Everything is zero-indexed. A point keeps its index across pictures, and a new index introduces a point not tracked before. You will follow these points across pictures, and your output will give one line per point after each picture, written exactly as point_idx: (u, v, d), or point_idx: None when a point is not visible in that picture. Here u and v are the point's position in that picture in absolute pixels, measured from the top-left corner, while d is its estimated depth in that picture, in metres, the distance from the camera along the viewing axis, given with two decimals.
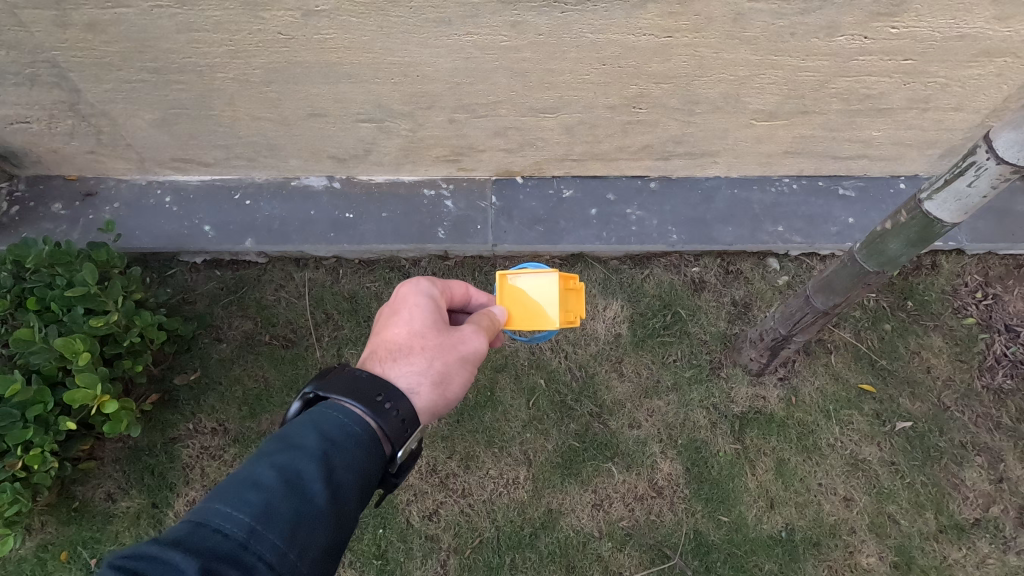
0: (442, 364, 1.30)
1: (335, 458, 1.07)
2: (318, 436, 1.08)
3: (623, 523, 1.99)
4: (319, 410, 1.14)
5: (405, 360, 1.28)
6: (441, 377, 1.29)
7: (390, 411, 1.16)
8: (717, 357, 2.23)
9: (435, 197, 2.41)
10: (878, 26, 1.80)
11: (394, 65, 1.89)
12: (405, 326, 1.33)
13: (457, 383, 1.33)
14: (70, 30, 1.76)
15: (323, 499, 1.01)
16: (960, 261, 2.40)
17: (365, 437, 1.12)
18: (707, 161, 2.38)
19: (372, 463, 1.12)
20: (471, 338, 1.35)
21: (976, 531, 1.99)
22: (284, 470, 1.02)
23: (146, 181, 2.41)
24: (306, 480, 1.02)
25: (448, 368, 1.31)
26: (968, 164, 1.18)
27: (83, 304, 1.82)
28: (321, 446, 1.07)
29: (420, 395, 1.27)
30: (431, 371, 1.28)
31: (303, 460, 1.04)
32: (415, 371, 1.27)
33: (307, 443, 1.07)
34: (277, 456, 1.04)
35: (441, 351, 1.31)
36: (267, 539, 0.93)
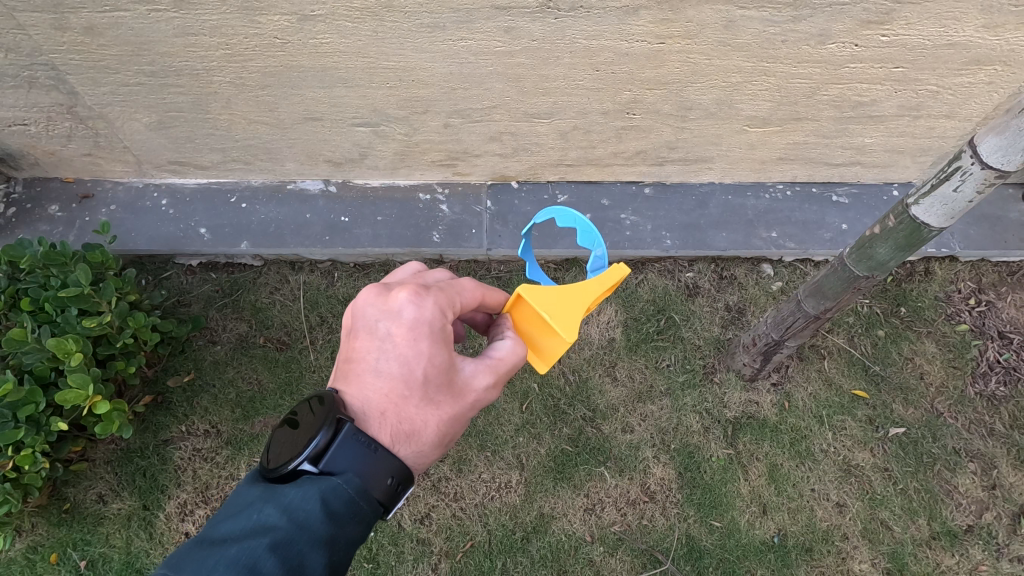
0: (446, 424, 1.07)
1: (339, 540, 0.93)
2: (324, 516, 0.91)
3: (616, 528, 1.98)
4: (326, 473, 0.95)
5: (411, 431, 1.04)
6: (446, 442, 1.11)
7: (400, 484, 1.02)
8: (710, 361, 2.24)
9: (431, 202, 2.42)
10: (868, 34, 1.82)
11: (389, 70, 1.91)
12: (414, 386, 1.02)
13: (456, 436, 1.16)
14: (69, 33, 1.78)
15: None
16: (953, 268, 2.42)
17: (371, 514, 0.98)
18: (701, 167, 2.40)
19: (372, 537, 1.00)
20: (480, 388, 1.10)
21: (969, 538, 1.98)
22: (284, 554, 0.87)
23: (143, 184, 2.43)
24: (308, 568, 0.88)
25: (455, 432, 1.11)
26: (953, 169, 1.19)
27: (77, 304, 1.83)
28: (327, 528, 0.91)
29: (421, 461, 1.09)
30: (433, 434, 1.06)
31: (309, 545, 0.88)
32: (421, 445, 1.05)
33: (312, 522, 0.90)
34: (276, 537, 0.87)
35: (447, 411, 1.06)
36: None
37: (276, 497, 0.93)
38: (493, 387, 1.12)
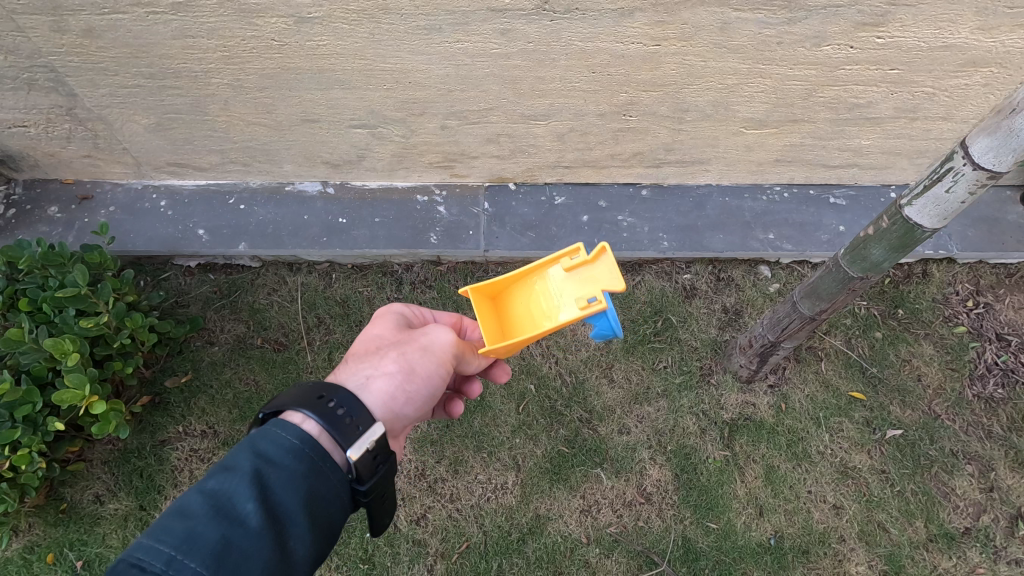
0: (399, 354, 1.30)
1: (274, 477, 0.98)
2: (254, 457, 0.99)
3: (612, 529, 1.98)
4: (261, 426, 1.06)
5: (363, 361, 1.30)
6: (400, 372, 1.28)
7: (342, 419, 1.09)
8: (708, 363, 2.24)
9: (428, 203, 2.43)
10: (863, 36, 1.83)
11: (386, 72, 1.92)
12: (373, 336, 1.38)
13: (418, 380, 1.30)
14: (68, 36, 1.79)
15: (256, 522, 0.93)
16: (951, 270, 2.42)
17: (310, 453, 1.03)
18: (698, 169, 2.41)
19: (321, 482, 1.02)
20: (433, 332, 1.36)
21: (967, 540, 1.97)
22: (215, 493, 0.94)
23: (142, 186, 2.44)
24: (237, 501, 0.93)
25: (408, 363, 1.29)
26: (945, 170, 1.20)
27: (74, 305, 1.84)
28: (258, 466, 0.98)
29: (375, 388, 1.25)
30: (387, 363, 1.28)
31: (234, 481, 0.95)
32: (369, 368, 1.27)
33: (240, 462, 0.99)
34: (209, 479, 0.96)
35: (400, 345, 1.32)
36: (188, 566, 0.85)
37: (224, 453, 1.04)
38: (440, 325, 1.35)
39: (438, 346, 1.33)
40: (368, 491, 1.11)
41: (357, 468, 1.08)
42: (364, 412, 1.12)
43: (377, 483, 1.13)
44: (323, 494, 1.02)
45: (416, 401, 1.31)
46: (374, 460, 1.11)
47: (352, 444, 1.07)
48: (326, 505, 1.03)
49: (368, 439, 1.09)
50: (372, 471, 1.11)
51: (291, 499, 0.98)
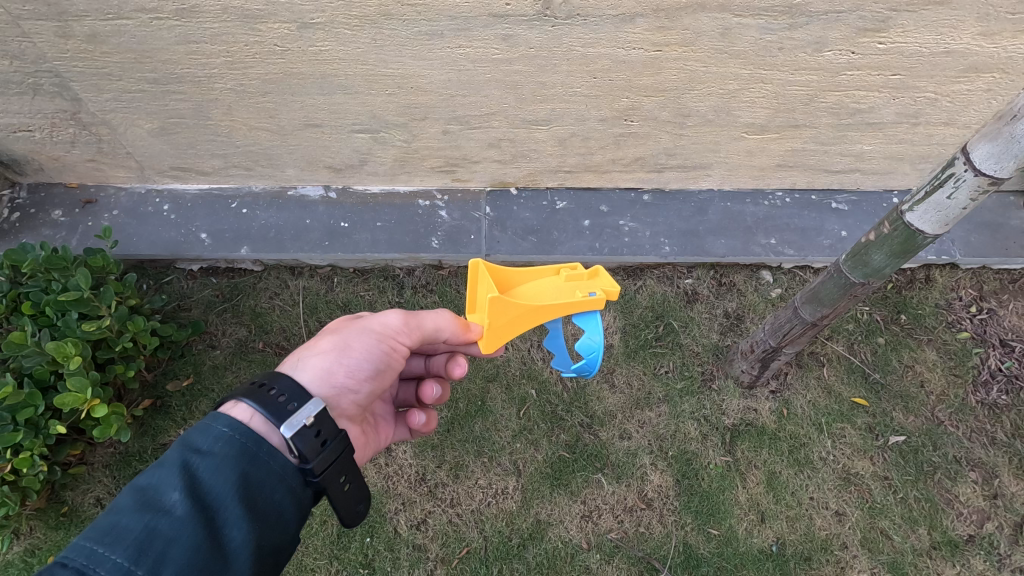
0: (338, 333, 1.33)
1: (204, 468, 0.97)
2: (183, 449, 0.98)
3: (612, 535, 1.97)
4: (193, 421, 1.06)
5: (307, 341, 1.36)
6: (336, 346, 1.31)
7: (277, 402, 1.08)
8: (709, 368, 2.23)
9: (430, 207, 2.43)
10: (865, 42, 1.83)
11: (388, 77, 1.93)
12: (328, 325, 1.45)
13: (357, 353, 1.33)
14: (72, 41, 1.81)
15: (183, 509, 0.91)
16: (954, 275, 2.41)
17: (241, 437, 1.02)
18: (700, 174, 2.40)
19: (258, 466, 1.01)
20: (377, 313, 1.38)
21: (970, 548, 1.95)
22: (141, 488, 0.92)
23: (146, 190, 2.45)
24: (164, 492, 0.92)
25: (347, 337, 1.33)
26: (946, 176, 1.19)
27: (77, 308, 1.85)
28: (187, 458, 0.97)
29: (311, 362, 1.29)
30: (325, 341, 1.32)
31: (162, 473, 0.94)
32: (309, 345, 1.33)
33: (169, 455, 0.98)
34: (137, 476, 0.94)
35: (342, 325, 1.36)
36: (109, 559, 0.83)
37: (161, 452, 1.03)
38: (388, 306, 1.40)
39: (382, 322, 1.36)
40: (318, 473, 1.07)
41: (298, 449, 1.05)
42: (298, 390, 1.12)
43: (328, 463, 1.08)
44: (261, 478, 1.01)
45: (357, 375, 1.33)
46: (317, 439, 1.08)
47: (287, 423, 1.05)
48: (268, 491, 1.01)
49: (303, 415, 1.08)
50: (317, 449, 1.07)
51: (224, 484, 0.96)
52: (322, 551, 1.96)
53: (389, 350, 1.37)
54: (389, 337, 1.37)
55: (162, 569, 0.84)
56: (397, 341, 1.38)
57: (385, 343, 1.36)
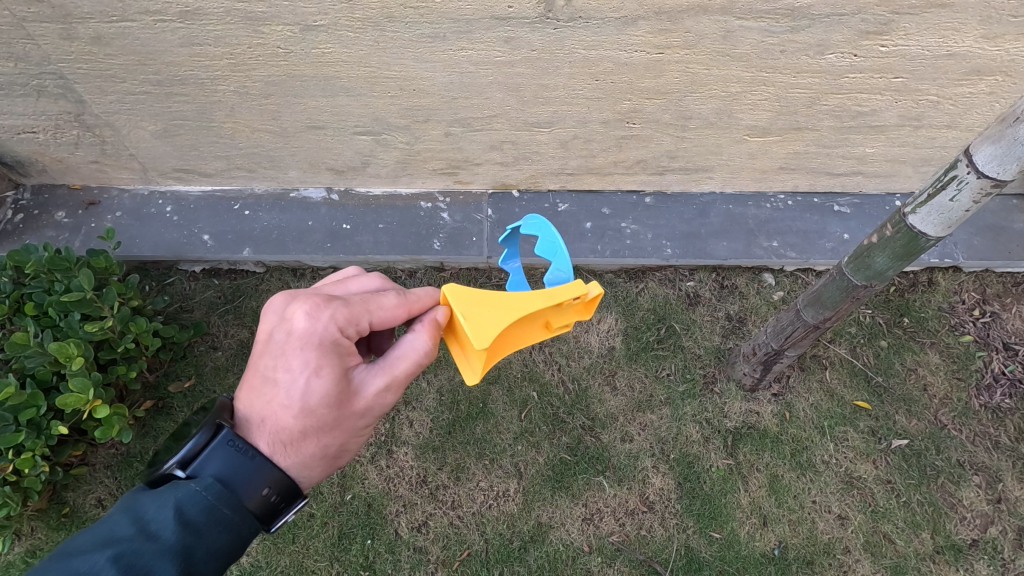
0: (336, 441, 1.09)
1: (196, 548, 0.89)
2: (175, 521, 0.89)
3: (614, 538, 1.97)
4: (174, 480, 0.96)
5: (285, 437, 1.05)
6: (335, 451, 1.11)
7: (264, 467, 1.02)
8: (711, 371, 2.23)
9: (432, 210, 2.43)
10: (867, 44, 1.83)
11: (391, 79, 1.93)
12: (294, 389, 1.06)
13: (354, 447, 1.16)
14: (76, 43, 1.81)
15: None
16: (957, 279, 2.41)
17: (238, 526, 0.96)
18: (702, 176, 2.40)
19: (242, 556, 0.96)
20: (376, 403, 1.10)
21: (974, 552, 1.94)
22: (128, 566, 0.81)
23: (149, 192, 2.46)
24: None
25: (346, 444, 1.12)
26: (949, 178, 1.19)
27: (79, 309, 1.86)
28: (181, 536, 0.88)
29: (307, 474, 1.10)
30: (320, 450, 1.08)
31: (156, 555, 0.84)
32: (302, 457, 1.07)
33: (162, 532, 0.87)
34: (124, 549, 0.83)
35: (334, 427, 1.07)
36: None
37: (128, 507, 0.91)
38: (390, 391, 1.11)
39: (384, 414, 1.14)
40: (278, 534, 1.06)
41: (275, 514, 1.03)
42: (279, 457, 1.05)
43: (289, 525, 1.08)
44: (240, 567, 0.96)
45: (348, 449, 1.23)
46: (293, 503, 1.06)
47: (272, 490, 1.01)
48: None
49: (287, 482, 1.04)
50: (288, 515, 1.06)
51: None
52: (323, 553, 1.96)
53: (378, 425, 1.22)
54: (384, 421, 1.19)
55: None
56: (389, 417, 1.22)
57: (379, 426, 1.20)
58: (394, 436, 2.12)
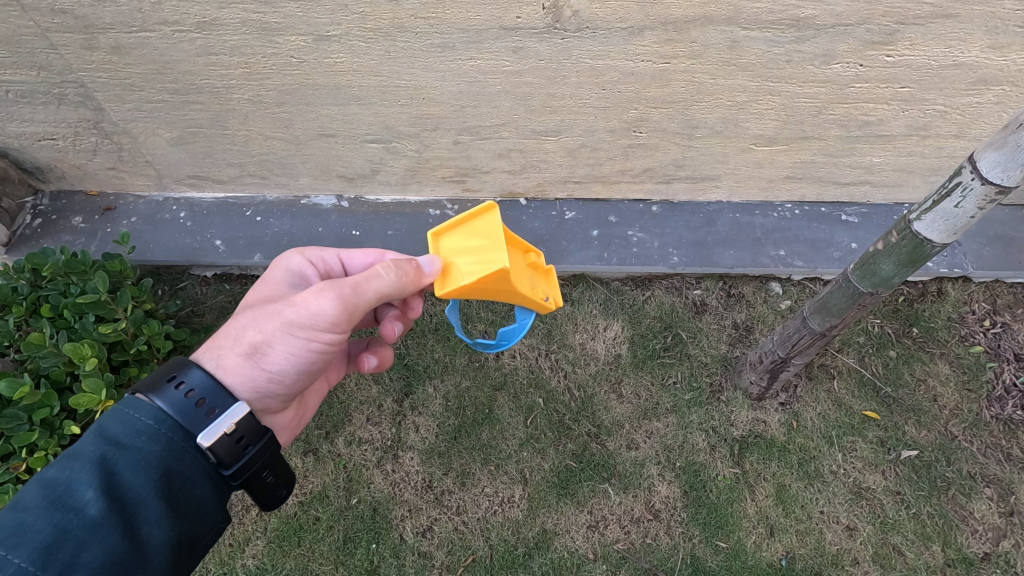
0: (256, 330, 1.26)
1: (117, 459, 0.99)
2: (95, 438, 1.01)
3: (619, 546, 1.96)
4: (118, 434, 1.02)
5: (223, 334, 1.28)
6: (255, 344, 1.26)
7: (197, 403, 1.10)
8: (718, 379, 2.22)
9: (440, 217, 2.46)
10: (873, 54, 1.84)
11: (402, 89, 1.97)
12: (248, 303, 1.35)
13: (277, 354, 1.28)
14: (98, 53, 1.87)
15: (95, 509, 0.94)
16: (967, 288, 2.39)
17: (165, 435, 1.05)
18: (709, 185, 2.41)
19: (179, 464, 1.05)
20: (301, 304, 1.26)
21: (986, 566, 1.91)
22: (54, 483, 0.95)
23: (163, 198, 2.51)
24: (78, 490, 0.95)
25: (270, 343, 1.26)
26: (953, 185, 1.20)
27: (93, 311, 1.90)
28: (101, 450, 0.99)
29: (225, 367, 1.24)
30: (241, 338, 1.26)
31: (77, 472, 0.96)
32: (224, 347, 1.25)
33: (84, 451, 0.99)
34: (51, 468, 0.96)
35: (259, 319, 1.28)
36: (13, 562, 0.86)
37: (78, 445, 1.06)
38: (317, 298, 1.25)
39: (312, 320, 1.26)
40: (237, 474, 1.14)
41: (215, 454, 1.09)
42: (213, 387, 1.13)
43: (246, 465, 1.16)
44: (180, 475, 1.05)
45: (281, 374, 1.31)
46: (237, 443, 1.12)
47: (204, 430, 1.08)
48: (190, 485, 1.06)
49: (226, 421, 1.11)
50: (237, 454, 1.13)
51: (142, 483, 0.99)
52: (328, 557, 1.96)
53: (318, 345, 1.31)
54: (318, 334, 1.29)
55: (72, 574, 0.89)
56: (330, 334, 1.30)
57: (315, 341, 1.30)
58: (400, 440, 2.14)
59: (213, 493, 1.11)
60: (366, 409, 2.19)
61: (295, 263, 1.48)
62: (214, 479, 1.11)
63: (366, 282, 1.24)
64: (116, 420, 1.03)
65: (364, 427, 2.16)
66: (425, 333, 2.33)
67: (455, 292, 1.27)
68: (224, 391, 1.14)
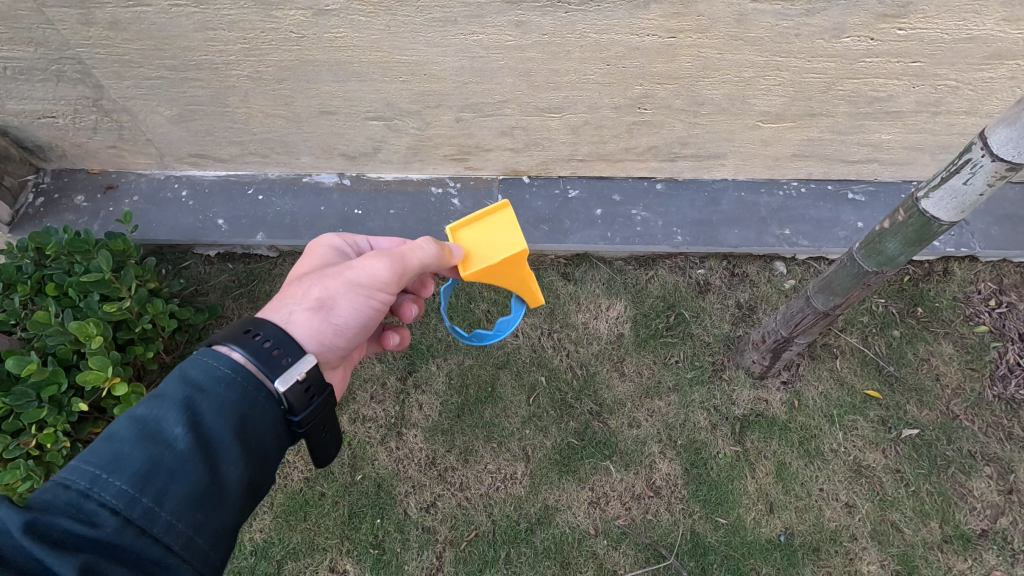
0: (321, 289, 1.30)
1: (200, 402, 1.03)
2: (179, 381, 1.04)
3: (620, 521, 1.99)
4: (199, 378, 1.05)
5: (288, 294, 1.31)
6: (321, 300, 1.29)
7: (271, 351, 1.14)
8: (720, 358, 2.23)
9: (443, 195, 2.44)
10: (884, 27, 1.80)
11: (403, 64, 1.94)
12: (299, 272, 1.39)
13: (343, 311, 1.32)
14: (95, 28, 1.85)
15: (183, 443, 0.98)
16: (973, 268, 2.37)
17: (242, 381, 1.08)
18: (714, 163, 2.38)
19: (256, 409, 1.08)
20: (363, 263, 1.32)
21: (983, 543, 1.93)
22: (144, 420, 0.98)
23: (165, 176, 2.49)
24: (167, 426, 0.98)
25: (336, 299, 1.30)
26: (963, 162, 1.18)
27: (98, 290, 1.90)
28: (185, 392, 1.03)
29: (295, 324, 1.26)
30: (307, 297, 1.29)
31: (165, 409, 1.00)
32: (292, 305, 1.28)
33: (169, 392, 1.02)
34: (140, 406, 1.00)
35: (322, 279, 1.32)
36: (114, 487, 0.90)
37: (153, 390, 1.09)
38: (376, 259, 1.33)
39: (374, 279, 1.32)
40: (303, 423, 1.18)
41: (288, 400, 1.13)
42: (287, 339, 1.17)
43: (311, 415, 1.19)
44: (256, 420, 1.08)
45: (344, 333, 1.34)
46: (306, 393, 1.16)
47: (281, 375, 1.12)
48: (263, 431, 1.09)
49: (297, 369, 1.14)
50: (304, 402, 1.16)
51: (223, 424, 1.03)
52: (334, 531, 2.00)
53: (378, 304, 1.37)
54: (378, 292, 1.35)
55: (165, 501, 0.93)
56: (387, 295, 1.37)
57: (374, 299, 1.36)
58: (404, 418, 2.16)
59: (280, 442, 1.14)
60: (370, 388, 2.21)
61: (335, 240, 1.52)
62: (283, 426, 1.15)
63: (413, 249, 1.33)
64: (197, 365, 1.06)
65: (369, 404, 2.18)
66: (428, 313, 2.34)
67: (479, 272, 1.37)
68: (295, 342, 1.17)
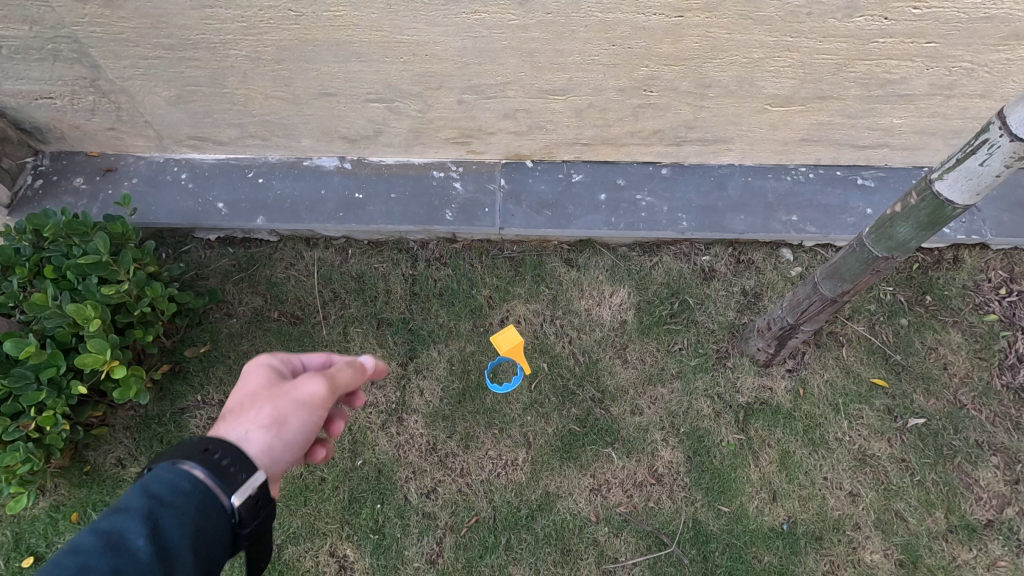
0: (273, 408, 1.23)
1: (162, 515, 0.96)
2: (139, 493, 0.97)
3: (621, 509, 1.97)
4: (160, 490, 0.99)
5: (232, 415, 1.21)
6: (271, 422, 1.21)
7: (234, 465, 1.07)
8: (724, 346, 2.20)
9: (444, 179, 2.41)
10: (899, 6, 1.75)
11: (403, 44, 1.90)
12: (242, 393, 1.26)
13: (292, 429, 1.22)
14: (90, 6, 1.81)
15: (143, 558, 0.90)
16: (984, 256, 2.33)
17: (204, 494, 1.01)
18: (721, 147, 2.34)
19: (213, 522, 1.01)
20: (306, 382, 1.27)
21: (988, 533, 1.92)
22: (104, 532, 0.91)
23: (164, 158, 2.47)
24: (128, 539, 0.91)
25: (284, 418, 1.22)
26: (980, 142, 1.14)
27: (96, 273, 1.89)
28: (148, 503, 0.96)
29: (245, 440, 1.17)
30: (261, 415, 1.21)
31: (128, 521, 0.93)
32: (242, 422, 1.19)
33: (130, 505, 0.96)
34: (99, 518, 0.93)
35: (270, 398, 1.24)
36: None
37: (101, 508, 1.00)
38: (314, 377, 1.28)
39: (317, 398, 1.26)
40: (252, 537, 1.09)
41: (242, 515, 1.05)
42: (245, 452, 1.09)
43: (262, 530, 1.11)
44: (211, 535, 1.00)
45: (294, 449, 1.25)
46: (259, 505, 1.08)
47: (239, 490, 1.05)
48: (217, 549, 1.01)
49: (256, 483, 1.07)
50: (258, 515, 1.08)
51: (182, 537, 0.96)
52: (334, 516, 1.99)
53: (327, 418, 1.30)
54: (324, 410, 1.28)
55: None
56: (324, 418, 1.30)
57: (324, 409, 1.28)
58: (405, 404, 2.15)
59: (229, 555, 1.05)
60: None
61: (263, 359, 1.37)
62: (232, 543, 1.06)
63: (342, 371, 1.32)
64: (158, 478, 1.00)
65: (369, 390, 2.17)
66: (429, 298, 2.31)
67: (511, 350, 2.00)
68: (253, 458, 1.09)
